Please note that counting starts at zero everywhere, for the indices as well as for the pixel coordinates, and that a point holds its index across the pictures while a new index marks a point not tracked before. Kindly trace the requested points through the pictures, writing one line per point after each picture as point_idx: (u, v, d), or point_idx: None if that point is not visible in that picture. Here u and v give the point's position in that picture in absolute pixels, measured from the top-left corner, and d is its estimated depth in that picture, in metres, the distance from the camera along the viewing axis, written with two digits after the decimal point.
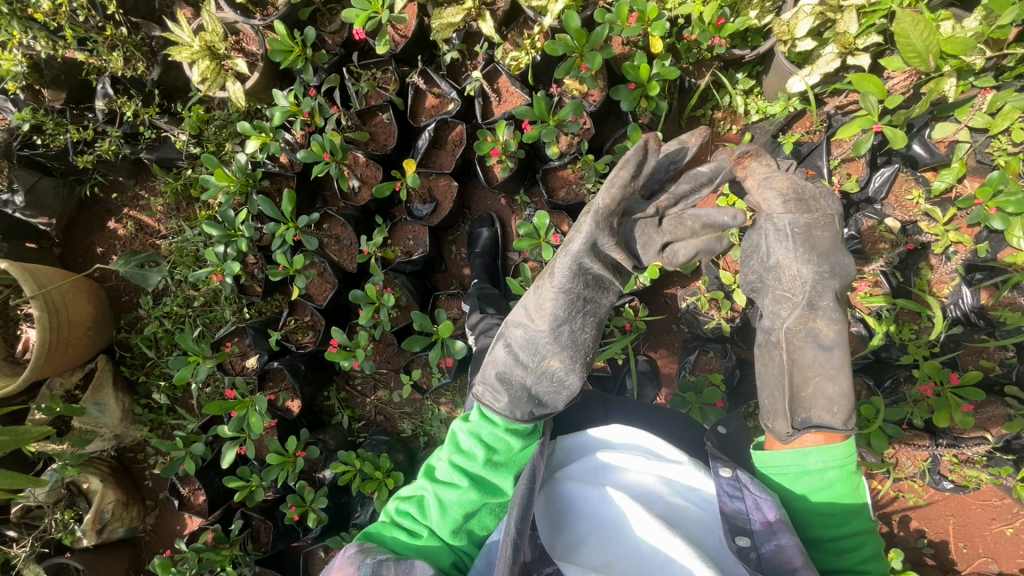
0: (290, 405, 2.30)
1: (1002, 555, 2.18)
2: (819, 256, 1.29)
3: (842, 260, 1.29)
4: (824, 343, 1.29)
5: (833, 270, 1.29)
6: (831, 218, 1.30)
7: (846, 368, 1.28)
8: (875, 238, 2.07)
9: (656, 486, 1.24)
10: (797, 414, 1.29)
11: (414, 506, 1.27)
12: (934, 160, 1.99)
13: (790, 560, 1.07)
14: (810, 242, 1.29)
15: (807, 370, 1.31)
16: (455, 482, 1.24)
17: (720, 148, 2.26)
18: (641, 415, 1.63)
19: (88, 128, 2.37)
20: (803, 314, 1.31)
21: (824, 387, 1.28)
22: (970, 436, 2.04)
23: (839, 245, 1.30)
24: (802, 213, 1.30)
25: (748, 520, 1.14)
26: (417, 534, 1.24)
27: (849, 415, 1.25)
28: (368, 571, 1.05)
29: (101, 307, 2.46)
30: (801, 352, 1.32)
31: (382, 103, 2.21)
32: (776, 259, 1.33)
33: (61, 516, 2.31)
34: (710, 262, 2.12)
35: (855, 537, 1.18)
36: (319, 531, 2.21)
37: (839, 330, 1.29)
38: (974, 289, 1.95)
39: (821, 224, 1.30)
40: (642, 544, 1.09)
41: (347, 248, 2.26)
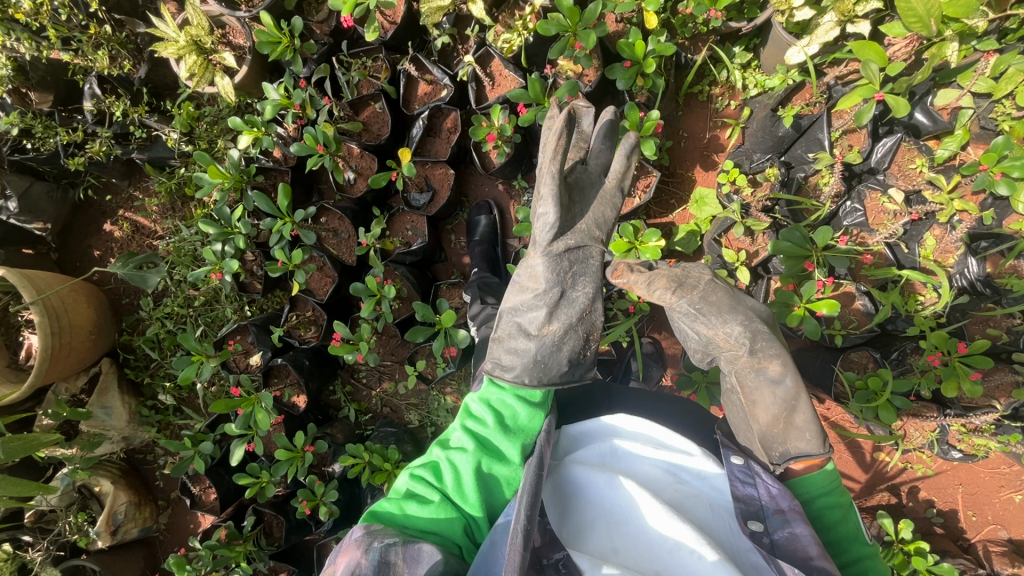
0: (296, 400, 2.29)
1: (1011, 522, 2.21)
2: (729, 312, 1.37)
3: (747, 303, 1.38)
4: (772, 374, 1.29)
5: (746, 315, 1.35)
6: (713, 280, 1.42)
7: (802, 392, 1.27)
8: (879, 210, 2.05)
9: (664, 474, 1.23)
10: (773, 449, 1.26)
11: (427, 471, 1.24)
12: (937, 127, 1.95)
13: (804, 548, 1.07)
14: (715, 307, 1.38)
15: (765, 410, 1.29)
16: (467, 443, 1.25)
17: (718, 125, 2.26)
18: (647, 405, 1.61)
19: (78, 130, 2.34)
20: (748, 361, 1.33)
21: (791, 416, 1.26)
22: (979, 406, 2.02)
23: (736, 294, 1.40)
24: (691, 292, 1.40)
25: (761, 507, 1.14)
26: (428, 499, 1.19)
27: (823, 438, 1.21)
28: (377, 557, 1.02)
29: (101, 311, 2.46)
30: (755, 393, 1.31)
31: (374, 92, 2.17)
32: (704, 334, 1.40)
33: (75, 520, 2.33)
34: (712, 241, 2.13)
35: (858, 563, 1.17)
36: (332, 524, 2.23)
37: (784, 362, 1.29)
38: (980, 258, 1.93)
39: (710, 288, 1.41)
40: (652, 533, 1.07)
41: (346, 241, 2.24)
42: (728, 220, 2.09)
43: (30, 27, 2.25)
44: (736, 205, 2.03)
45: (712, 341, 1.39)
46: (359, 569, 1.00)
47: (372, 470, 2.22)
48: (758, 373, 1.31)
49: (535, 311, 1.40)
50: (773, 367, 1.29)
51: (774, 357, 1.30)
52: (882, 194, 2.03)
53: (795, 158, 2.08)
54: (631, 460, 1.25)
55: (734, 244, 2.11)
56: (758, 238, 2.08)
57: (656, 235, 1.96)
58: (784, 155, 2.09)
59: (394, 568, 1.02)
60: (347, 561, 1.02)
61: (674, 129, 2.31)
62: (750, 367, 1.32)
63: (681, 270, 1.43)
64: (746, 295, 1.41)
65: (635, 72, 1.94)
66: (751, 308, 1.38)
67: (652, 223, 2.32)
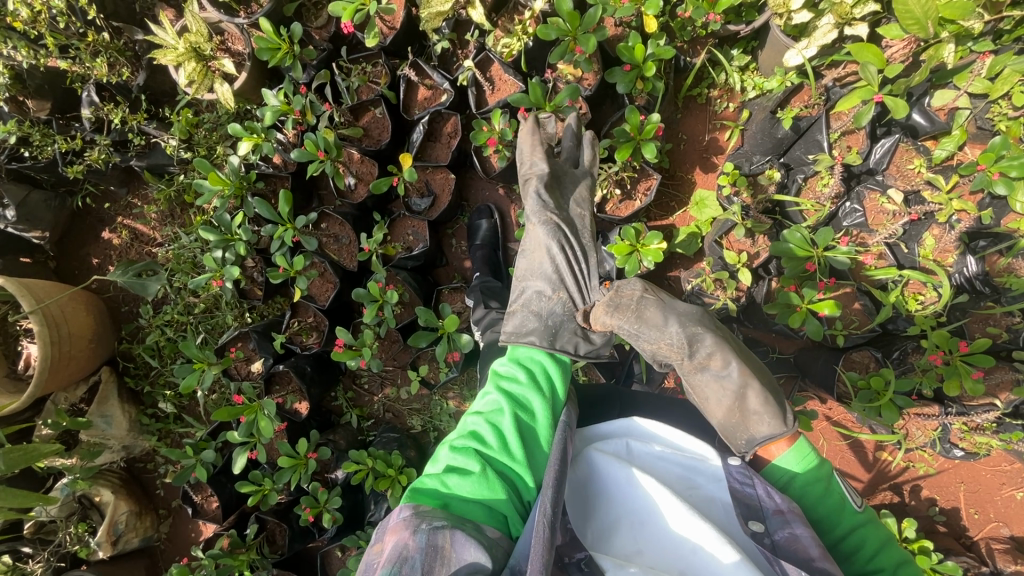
0: (298, 407, 2.27)
1: (1013, 519, 2.23)
2: (664, 322, 1.37)
3: (676, 309, 1.38)
4: (716, 370, 1.29)
5: (680, 319, 1.35)
6: (643, 294, 1.43)
7: (749, 377, 1.25)
8: (877, 210, 2.05)
9: (680, 476, 1.23)
10: (741, 440, 1.25)
11: (469, 439, 1.19)
12: (934, 128, 1.97)
13: (805, 549, 1.05)
14: (646, 319, 1.39)
15: (718, 404, 1.30)
16: (502, 405, 1.24)
17: (717, 128, 2.28)
18: (659, 410, 1.61)
19: (76, 138, 2.33)
20: (689, 366, 1.33)
21: (744, 404, 1.25)
22: (979, 403, 2.04)
23: (666, 302, 1.40)
24: (629, 313, 1.41)
25: (761, 506, 1.13)
26: (469, 469, 1.12)
27: (785, 415, 1.20)
28: (426, 539, 0.96)
29: (101, 319, 2.44)
30: (704, 390, 1.32)
31: (374, 98, 2.17)
32: (649, 349, 1.40)
33: (76, 530, 2.32)
34: (713, 243, 2.12)
35: (852, 537, 1.16)
36: (335, 531, 2.22)
37: (724, 357, 1.28)
38: (979, 257, 1.95)
39: (641, 305, 1.42)
40: (673, 534, 1.07)
41: (347, 246, 2.23)
42: (728, 223, 2.07)
43: (27, 35, 2.23)
44: (738, 208, 2.02)
45: (658, 353, 1.39)
46: (408, 550, 0.94)
47: (375, 476, 2.21)
48: (704, 373, 1.31)
49: (543, 288, 1.58)
50: (713, 361, 1.30)
51: (713, 353, 1.29)
52: (880, 194, 2.04)
53: (794, 159, 2.09)
54: (648, 459, 1.25)
55: (735, 245, 2.09)
56: (759, 239, 2.09)
57: (658, 237, 1.97)
58: (783, 157, 2.10)
59: (445, 551, 0.96)
60: (395, 541, 0.96)
61: (673, 131, 2.31)
62: (694, 369, 1.32)
63: (614, 292, 1.47)
64: (675, 301, 1.41)
65: (635, 76, 1.95)
66: (682, 310, 1.38)
67: (652, 225, 2.32)
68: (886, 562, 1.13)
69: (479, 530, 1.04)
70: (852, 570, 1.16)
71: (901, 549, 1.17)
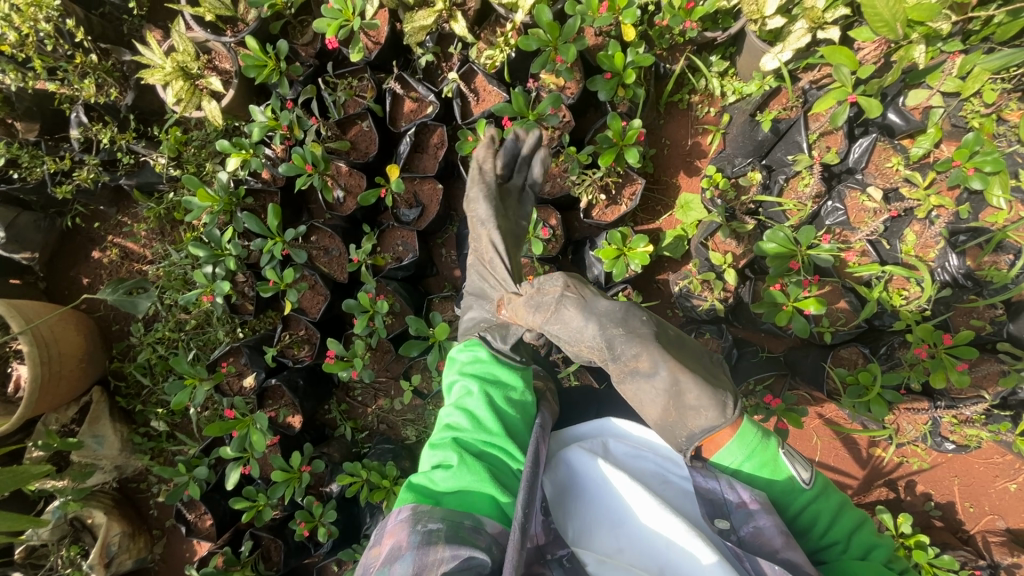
0: (291, 421, 2.27)
1: (1008, 511, 2.26)
2: (584, 322, 1.35)
3: (595, 306, 1.35)
4: (645, 370, 1.23)
5: (599, 320, 1.33)
6: (563, 292, 1.40)
7: (677, 372, 1.19)
8: (859, 208, 2.09)
9: (653, 474, 1.25)
10: (679, 438, 1.21)
11: (445, 432, 1.24)
12: (910, 127, 2.02)
13: (769, 542, 1.08)
14: (565, 317, 1.38)
15: (653, 405, 1.24)
16: (472, 387, 1.28)
17: (699, 132, 2.32)
18: (633, 411, 1.64)
19: (65, 158, 2.34)
20: (614, 368, 1.30)
21: (680, 400, 1.19)
22: (968, 396, 2.06)
23: (588, 298, 1.38)
24: (551, 314, 1.40)
25: (725, 502, 1.13)
26: (449, 459, 1.15)
27: (721, 405, 1.16)
28: (419, 539, 0.97)
29: (91, 338, 2.44)
30: (639, 394, 1.25)
31: (360, 111, 2.20)
32: (577, 350, 1.39)
33: (67, 553, 2.26)
34: (699, 244, 2.13)
35: (809, 508, 1.18)
36: (331, 545, 2.21)
37: (649, 354, 1.23)
38: (960, 251, 1.99)
39: (561, 304, 1.39)
40: (648, 531, 1.09)
41: (337, 258, 2.25)
42: (713, 224, 2.11)
43: (15, 58, 2.25)
44: (721, 210, 2.07)
45: (582, 353, 1.38)
46: (400, 550, 0.96)
47: (370, 488, 2.20)
48: (633, 376, 1.25)
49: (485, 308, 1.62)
50: (641, 363, 1.24)
51: (638, 353, 1.24)
52: (861, 192, 2.08)
53: (775, 160, 2.13)
54: (622, 459, 1.27)
55: (720, 246, 2.12)
56: (744, 240, 2.11)
57: (644, 240, 2.00)
58: (764, 158, 2.15)
59: (438, 545, 0.97)
60: (392, 544, 0.98)
61: (656, 137, 2.36)
62: (622, 373, 1.27)
63: (537, 291, 1.45)
64: (596, 298, 1.38)
65: (616, 83, 1.99)
66: (602, 309, 1.35)
67: (639, 230, 2.35)
68: (840, 533, 1.17)
69: (473, 523, 1.06)
70: (809, 543, 1.20)
71: (853, 512, 1.21)
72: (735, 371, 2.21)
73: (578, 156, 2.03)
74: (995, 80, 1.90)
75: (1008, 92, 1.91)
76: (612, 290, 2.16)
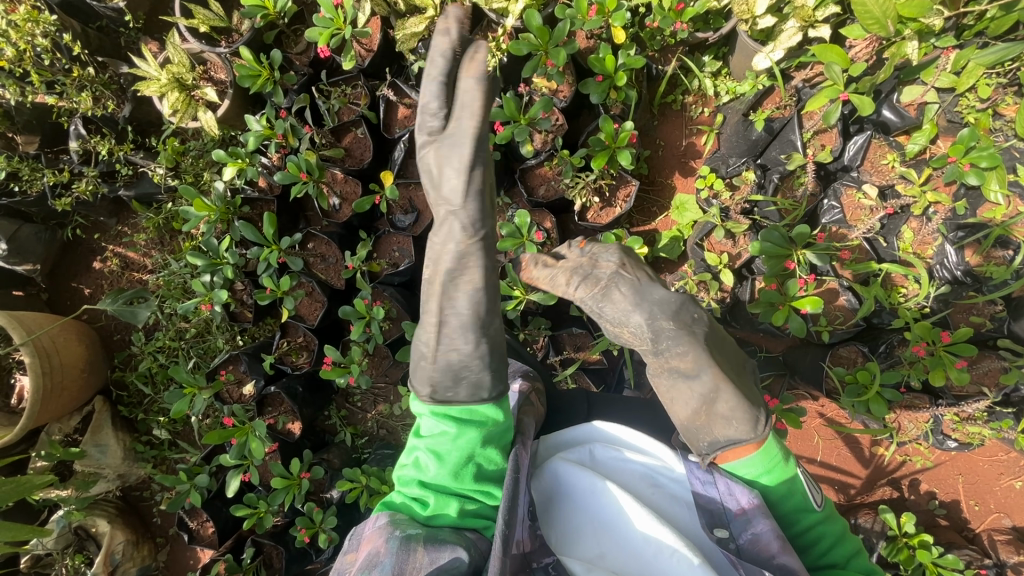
0: (291, 428, 2.28)
1: (1013, 509, 2.24)
2: (631, 308, 1.25)
3: (651, 294, 1.25)
4: (686, 369, 1.19)
5: (651, 309, 1.23)
6: (617, 271, 1.29)
7: (722, 382, 1.16)
8: (855, 207, 2.07)
9: (641, 478, 1.24)
10: (701, 440, 1.20)
11: (418, 466, 1.23)
12: (905, 123, 2.02)
13: (767, 547, 1.08)
14: (606, 295, 1.27)
15: (684, 406, 1.21)
16: (446, 427, 1.22)
17: (694, 132, 2.32)
18: (623, 411, 1.64)
19: (64, 171, 2.37)
20: (653, 360, 1.23)
21: (712, 407, 1.17)
22: (969, 393, 2.04)
23: (642, 283, 1.27)
24: (592, 289, 1.29)
25: (723, 509, 1.13)
26: (425, 502, 1.17)
27: (754, 421, 1.15)
28: (398, 544, 0.99)
29: (93, 348, 2.46)
30: (672, 391, 1.22)
31: (354, 118, 2.21)
32: (613, 329, 1.29)
33: (71, 562, 2.32)
34: (694, 245, 2.13)
35: (811, 531, 1.19)
36: (332, 550, 2.21)
37: (694, 359, 1.18)
38: (959, 247, 1.98)
39: (611, 282, 1.28)
40: (636, 538, 1.08)
41: (334, 265, 2.26)
42: (708, 225, 2.11)
43: (13, 73, 2.28)
44: (716, 209, 2.07)
45: (620, 337, 1.29)
46: (379, 555, 0.97)
47: (370, 494, 2.21)
48: (671, 373, 1.21)
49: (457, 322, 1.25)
50: (685, 361, 1.19)
51: (684, 351, 1.19)
52: (856, 190, 2.06)
53: (770, 160, 2.12)
54: (612, 464, 1.26)
55: (716, 247, 2.11)
56: (740, 240, 2.10)
57: (638, 242, 2.00)
58: (760, 158, 2.14)
59: (417, 550, 0.99)
60: (369, 549, 1.00)
61: (650, 138, 2.36)
62: (660, 368, 1.22)
63: (581, 261, 1.32)
64: (650, 287, 1.26)
65: (607, 86, 1.99)
66: (658, 300, 1.24)
67: (635, 231, 2.34)
68: (839, 556, 1.17)
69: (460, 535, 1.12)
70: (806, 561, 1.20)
71: (852, 539, 1.22)
72: None
73: (571, 158, 2.04)
74: (990, 75, 1.88)
75: (1003, 87, 1.91)
76: None
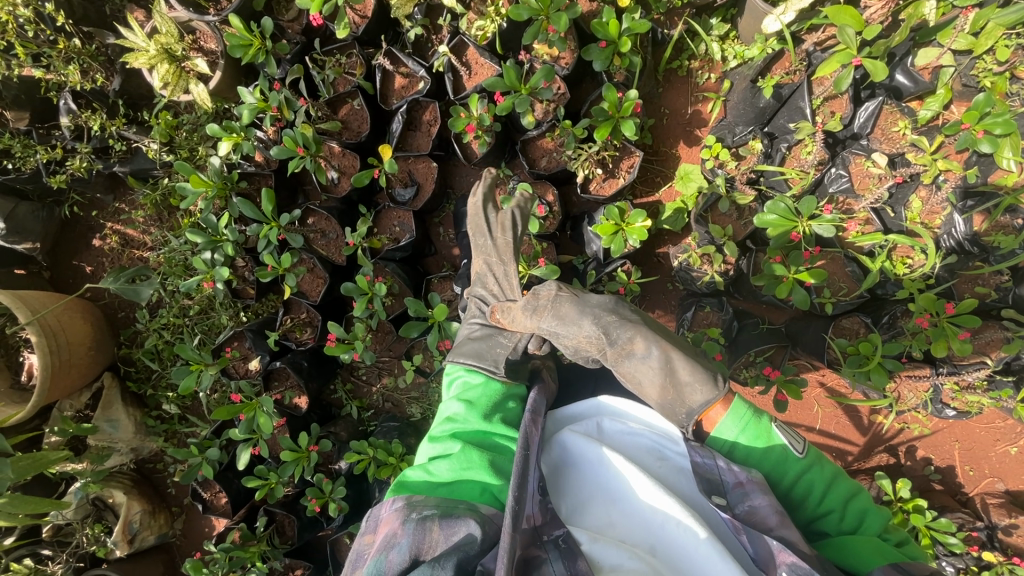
0: (297, 402, 2.32)
1: (1007, 474, 2.28)
2: (579, 316, 1.30)
3: (591, 300, 1.32)
4: (640, 353, 1.23)
5: (595, 311, 1.29)
6: (559, 292, 1.36)
7: (670, 351, 1.20)
8: (863, 174, 2.03)
9: (647, 451, 1.26)
10: (678, 413, 1.21)
11: (446, 424, 1.27)
12: (918, 88, 1.94)
13: (764, 520, 1.09)
14: (557, 312, 1.33)
15: (651, 385, 1.22)
16: (475, 383, 1.34)
17: (700, 100, 2.25)
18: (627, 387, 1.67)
19: (56, 147, 2.33)
20: (613, 357, 1.26)
21: (675, 378, 1.20)
22: (970, 362, 2.06)
23: (582, 296, 1.34)
24: (548, 313, 1.34)
25: (722, 480, 1.15)
26: (451, 446, 1.20)
27: (714, 379, 1.18)
28: (416, 524, 1.01)
29: (99, 326, 2.48)
30: (636, 376, 1.24)
31: (350, 89, 2.15)
32: (575, 344, 1.32)
33: (92, 531, 2.44)
34: (699, 217, 2.10)
35: (800, 483, 1.19)
36: (342, 519, 2.28)
37: (644, 337, 1.23)
38: (967, 216, 1.94)
39: (557, 303, 1.35)
40: (642, 509, 1.10)
41: (334, 241, 2.24)
42: (714, 196, 2.09)
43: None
44: (721, 179, 2.07)
45: (580, 348, 1.32)
46: (396, 537, 1.00)
47: (378, 465, 2.26)
48: (629, 360, 1.24)
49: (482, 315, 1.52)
50: (634, 345, 1.24)
51: (633, 336, 1.24)
52: (865, 158, 2.02)
53: (778, 128, 2.08)
54: (618, 437, 1.28)
55: (721, 219, 2.11)
56: (745, 211, 2.10)
57: (642, 215, 1.97)
58: (767, 126, 2.09)
59: (435, 530, 1.01)
60: (386, 531, 1.02)
61: (654, 106, 2.29)
62: (618, 357, 1.25)
63: (532, 294, 1.39)
64: (588, 293, 1.34)
65: (611, 52, 1.92)
66: (597, 302, 1.31)
67: (638, 203, 2.31)
68: (834, 501, 1.17)
69: (472, 508, 1.07)
70: (806, 514, 1.21)
71: (849, 481, 1.21)
72: (735, 344, 2.19)
73: (573, 130, 1.99)
74: (1010, 35, 1.81)
75: None
76: (611, 264, 2.13)
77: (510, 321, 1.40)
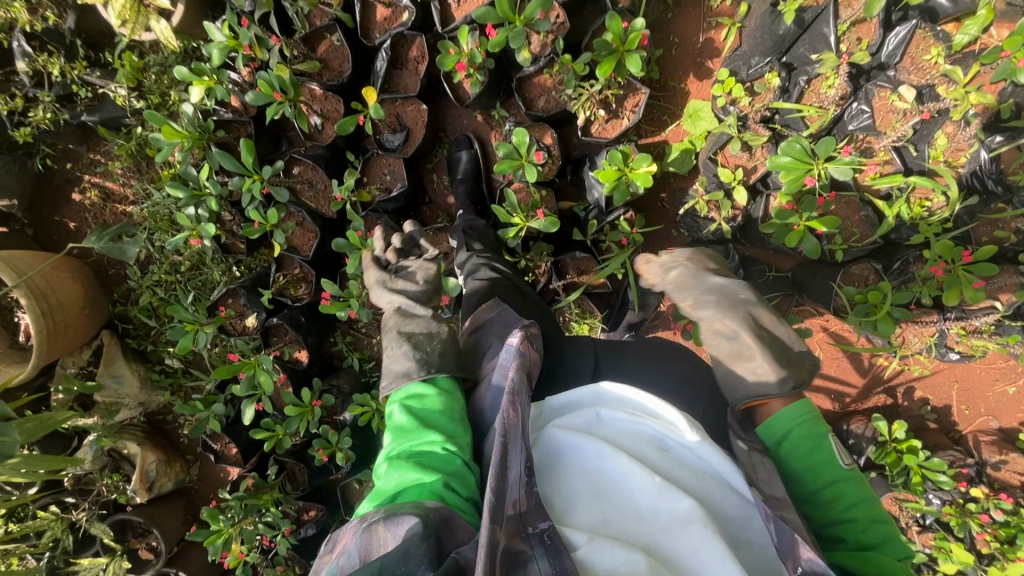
0: (298, 356, 2.31)
1: (1003, 413, 2.31)
2: (705, 286, 1.47)
3: (717, 280, 1.48)
4: (727, 333, 1.31)
5: (724, 284, 1.45)
6: (678, 257, 1.62)
7: (752, 336, 1.27)
8: (886, 109, 1.87)
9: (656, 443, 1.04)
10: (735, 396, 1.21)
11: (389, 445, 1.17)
12: (956, 10, 1.76)
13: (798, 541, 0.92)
14: (682, 279, 1.53)
15: (722, 352, 1.29)
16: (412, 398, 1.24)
17: (713, 26, 2.04)
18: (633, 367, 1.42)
19: (16, 96, 2.17)
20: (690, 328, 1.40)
21: (746, 357, 1.25)
22: (979, 307, 2.03)
23: (710, 274, 1.51)
24: (680, 276, 1.54)
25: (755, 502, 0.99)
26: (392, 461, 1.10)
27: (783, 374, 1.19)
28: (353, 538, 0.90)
29: (90, 284, 2.43)
30: (716, 353, 1.31)
31: (328, 23, 1.95)
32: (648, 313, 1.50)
33: (110, 480, 2.55)
34: (708, 159, 1.99)
35: (832, 489, 1.06)
36: (350, 467, 2.35)
37: (727, 318, 1.34)
38: (995, 154, 1.81)
39: (680, 269, 1.56)
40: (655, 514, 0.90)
41: (323, 192, 2.14)
42: (724, 136, 1.96)
43: None
44: (733, 118, 1.92)
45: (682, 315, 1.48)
46: (342, 549, 0.90)
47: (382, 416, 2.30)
48: (716, 337, 1.33)
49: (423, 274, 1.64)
50: (717, 325, 1.35)
51: (726, 317, 1.34)
52: (891, 92, 1.86)
53: (798, 58, 1.89)
54: (617, 425, 1.06)
55: (731, 161, 1.98)
56: (757, 152, 1.96)
57: (647, 159, 1.85)
58: (786, 56, 1.91)
59: (374, 536, 0.89)
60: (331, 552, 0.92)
61: (663, 34, 2.09)
62: (708, 334, 1.35)
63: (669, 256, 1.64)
64: (709, 273, 1.51)
65: None
66: (722, 282, 1.47)
67: (643, 144, 2.17)
68: (863, 514, 1.03)
69: (414, 506, 0.93)
70: (825, 519, 1.06)
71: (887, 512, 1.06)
72: None
73: (573, 65, 1.83)
74: None
75: None
76: (613, 214, 2.03)
77: (647, 270, 1.66)
